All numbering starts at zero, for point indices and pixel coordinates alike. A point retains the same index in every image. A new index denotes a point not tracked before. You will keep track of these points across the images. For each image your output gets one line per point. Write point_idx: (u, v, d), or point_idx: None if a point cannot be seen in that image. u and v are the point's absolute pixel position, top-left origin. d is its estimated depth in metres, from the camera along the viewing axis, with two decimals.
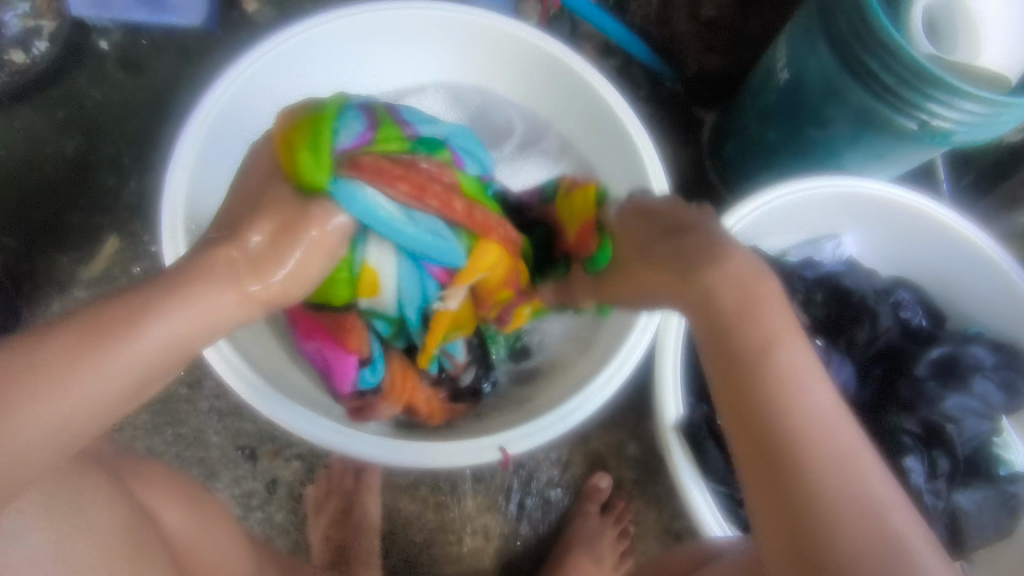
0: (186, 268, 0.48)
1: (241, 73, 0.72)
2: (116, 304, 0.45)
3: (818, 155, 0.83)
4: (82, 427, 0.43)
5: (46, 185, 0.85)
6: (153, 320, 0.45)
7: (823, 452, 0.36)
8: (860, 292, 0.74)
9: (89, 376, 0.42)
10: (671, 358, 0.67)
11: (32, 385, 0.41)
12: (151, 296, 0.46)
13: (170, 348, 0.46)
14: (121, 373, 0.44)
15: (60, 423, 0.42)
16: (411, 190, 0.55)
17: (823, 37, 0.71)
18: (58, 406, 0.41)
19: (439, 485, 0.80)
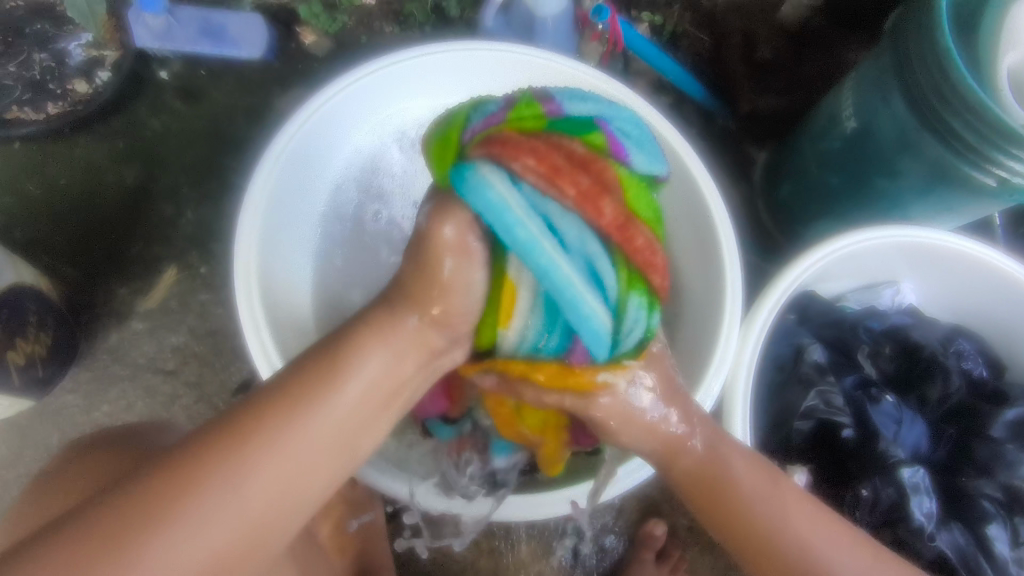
0: (358, 325, 0.50)
1: (314, 112, 0.72)
2: (318, 368, 0.48)
3: (881, 203, 0.82)
4: (304, 484, 0.46)
5: (107, 215, 0.85)
6: (345, 376, 0.48)
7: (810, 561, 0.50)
8: (930, 347, 0.72)
9: (302, 441, 0.46)
10: (740, 413, 0.67)
11: (260, 453, 0.45)
12: (322, 361, 0.48)
13: (332, 439, 0.48)
14: (318, 435, 0.47)
15: (286, 485, 0.45)
16: (546, 171, 0.44)
17: (898, 90, 0.71)
18: (288, 468, 0.45)
19: (493, 530, 0.79)
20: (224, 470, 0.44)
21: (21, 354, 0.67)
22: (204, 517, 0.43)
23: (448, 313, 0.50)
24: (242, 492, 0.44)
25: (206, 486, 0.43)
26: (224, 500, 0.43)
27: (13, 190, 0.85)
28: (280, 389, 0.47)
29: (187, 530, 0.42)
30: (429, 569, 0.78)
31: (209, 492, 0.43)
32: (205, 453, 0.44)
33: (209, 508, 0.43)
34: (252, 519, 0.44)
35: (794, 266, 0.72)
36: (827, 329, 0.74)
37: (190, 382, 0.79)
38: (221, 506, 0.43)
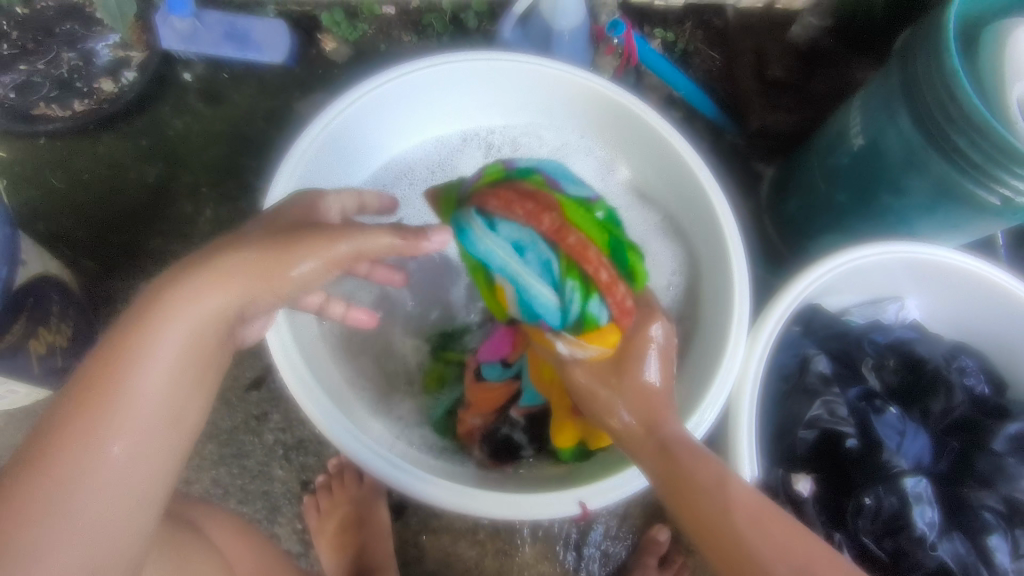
0: (155, 285, 0.49)
1: (335, 115, 0.74)
2: (116, 330, 0.47)
3: (887, 219, 0.84)
4: (157, 450, 0.47)
5: (127, 211, 0.87)
6: (153, 340, 0.47)
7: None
8: (933, 361, 0.74)
9: (133, 404, 0.46)
10: (747, 418, 0.68)
11: (108, 428, 0.45)
12: (124, 325, 0.48)
13: (171, 390, 0.47)
14: (152, 380, 0.47)
15: (154, 447, 0.46)
16: (500, 204, 0.57)
17: (905, 108, 0.73)
18: (137, 437, 0.45)
19: (498, 532, 0.79)
20: (74, 450, 0.44)
21: (42, 342, 0.68)
22: (70, 501, 0.44)
23: (272, 273, 0.50)
24: (99, 475, 0.44)
25: (66, 471, 0.44)
26: (75, 478, 0.44)
27: (37, 183, 0.87)
28: (108, 354, 0.47)
29: (73, 506, 0.44)
30: (433, 567, 0.78)
31: (58, 472, 0.44)
32: (56, 445, 0.44)
33: (76, 491, 0.44)
34: (114, 495, 0.45)
35: (803, 277, 0.73)
36: (833, 341, 0.75)
37: None
38: (90, 485, 0.44)
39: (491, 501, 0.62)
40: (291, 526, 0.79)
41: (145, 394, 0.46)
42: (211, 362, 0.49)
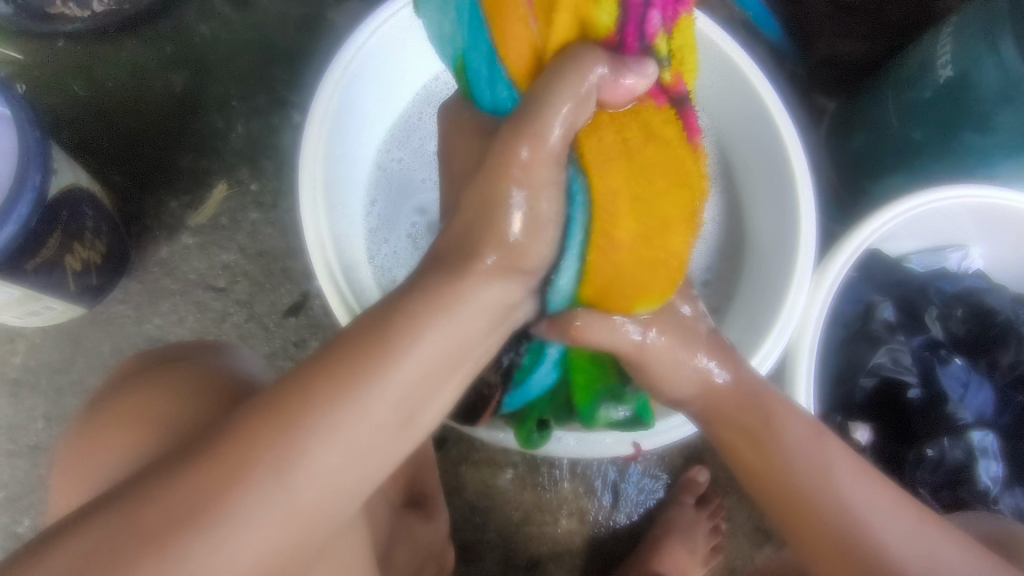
0: (403, 307, 0.43)
1: (381, 22, 0.68)
2: (358, 360, 0.40)
3: (966, 160, 0.78)
4: (352, 482, 0.40)
5: (155, 124, 0.82)
6: (405, 345, 0.42)
7: (827, 482, 0.48)
8: (1005, 313, 0.70)
9: (361, 433, 0.40)
10: (805, 367, 0.66)
11: (295, 448, 0.38)
12: (372, 333, 0.42)
13: (409, 394, 0.42)
14: (391, 396, 0.41)
15: (335, 470, 0.39)
16: None
17: (1011, 36, 0.66)
18: (338, 465, 0.39)
19: (538, 465, 0.79)
20: (248, 464, 0.37)
21: (77, 260, 0.65)
22: (239, 525, 0.36)
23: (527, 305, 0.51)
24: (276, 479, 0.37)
25: (217, 493, 0.36)
26: (265, 504, 0.37)
27: (58, 90, 0.81)
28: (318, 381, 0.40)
29: (254, 514, 0.37)
30: (473, 499, 0.78)
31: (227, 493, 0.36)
32: (204, 455, 0.37)
33: (246, 505, 0.37)
34: (289, 514, 0.38)
35: (874, 220, 0.69)
36: (897, 288, 0.72)
37: (241, 301, 0.78)
38: (259, 496, 0.37)
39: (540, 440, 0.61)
40: None
41: (391, 405, 0.41)
42: (449, 382, 0.45)
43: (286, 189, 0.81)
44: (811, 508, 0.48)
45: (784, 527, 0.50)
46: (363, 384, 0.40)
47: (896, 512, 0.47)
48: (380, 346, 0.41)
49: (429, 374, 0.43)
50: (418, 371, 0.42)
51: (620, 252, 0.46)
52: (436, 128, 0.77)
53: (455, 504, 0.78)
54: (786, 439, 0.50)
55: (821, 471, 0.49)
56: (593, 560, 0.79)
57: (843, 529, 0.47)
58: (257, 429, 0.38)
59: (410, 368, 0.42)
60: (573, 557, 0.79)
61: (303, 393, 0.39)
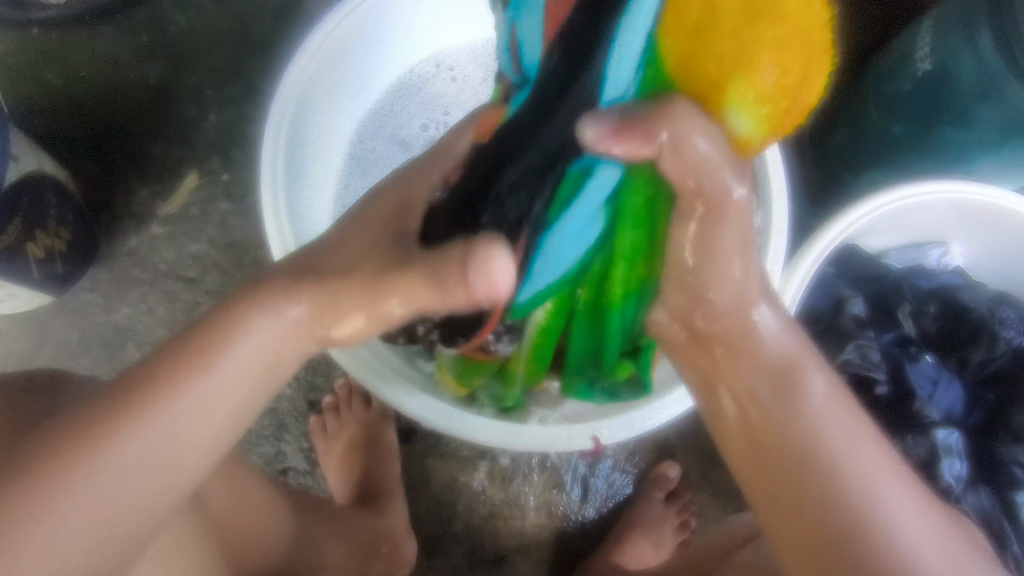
0: (233, 300, 0.47)
1: (348, 10, 0.67)
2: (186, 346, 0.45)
3: (945, 155, 0.76)
4: (188, 453, 0.43)
5: (128, 113, 0.82)
6: (243, 333, 0.46)
7: (839, 469, 0.44)
8: (979, 310, 0.69)
9: (194, 405, 0.43)
10: None
11: (133, 427, 0.41)
12: (211, 324, 0.46)
13: (251, 376, 0.47)
14: (231, 380, 0.45)
15: (177, 448, 0.43)
16: None
17: (988, 27, 0.65)
18: (173, 432, 0.43)
19: (506, 459, 0.78)
20: (91, 446, 0.40)
21: (40, 247, 0.65)
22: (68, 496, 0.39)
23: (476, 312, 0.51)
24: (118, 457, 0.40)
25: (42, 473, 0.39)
26: (95, 474, 0.40)
27: (30, 77, 0.81)
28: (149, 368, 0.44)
29: (92, 491, 0.39)
30: (440, 491, 0.78)
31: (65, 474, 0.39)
32: (53, 440, 0.40)
33: (86, 485, 0.39)
34: (130, 492, 0.41)
35: (846, 216, 0.67)
36: (870, 284, 0.71)
37: (210, 291, 0.78)
38: (102, 475, 0.40)
39: (498, 433, 0.60)
40: (297, 444, 0.77)
41: (231, 388, 0.45)
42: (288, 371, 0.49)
43: (257, 179, 0.81)
44: (814, 491, 0.44)
45: (768, 506, 0.46)
46: (202, 369, 0.44)
47: (908, 511, 0.43)
48: (221, 333, 0.45)
49: (276, 357, 0.47)
50: (260, 355, 0.47)
51: (676, 51, 0.40)
52: (409, 117, 0.76)
53: (422, 497, 0.78)
54: (804, 411, 0.46)
55: (834, 456, 0.44)
56: (560, 554, 0.79)
57: (845, 518, 0.42)
58: (101, 414, 0.41)
59: (252, 352, 0.46)
60: (540, 551, 0.79)
61: (147, 380, 0.43)
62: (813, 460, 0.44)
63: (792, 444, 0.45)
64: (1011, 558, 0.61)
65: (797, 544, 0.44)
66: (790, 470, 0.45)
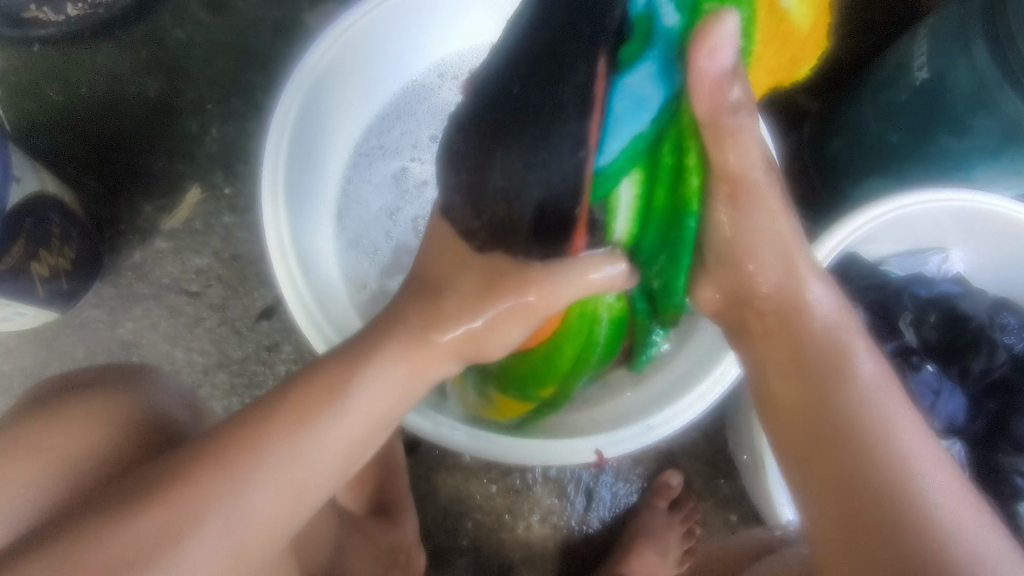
0: (367, 339, 0.48)
1: (346, 26, 0.67)
2: (316, 390, 0.44)
3: (943, 163, 0.77)
4: (303, 505, 0.43)
5: (130, 128, 0.82)
6: (354, 388, 0.45)
7: (883, 452, 0.41)
8: (977, 319, 0.69)
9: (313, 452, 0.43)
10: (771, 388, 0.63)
11: (241, 482, 0.40)
12: (316, 381, 0.45)
13: (354, 440, 0.45)
14: (335, 440, 0.44)
15: (281, 509, 0.42)
16: None
17: (983, 37, 0.65)
18: (294, 478, 0.42)
19: (510, 469, 0.79)
20: (196, 504, 0.39)
21: (44, 265, 0.66)
22: (199, 541, 0.39)
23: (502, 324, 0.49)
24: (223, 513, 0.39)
25: (177, 511, 0.39)
26: (224, 518, 0.39)
27: (34, 95, 0.81)
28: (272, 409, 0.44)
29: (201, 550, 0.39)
30: (445, 503, 0.78)
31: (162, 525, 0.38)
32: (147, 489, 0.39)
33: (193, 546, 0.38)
34: (227, 552, 0.39)
35: (844, 227, 0.68)
36: (869, 294, 0.71)
37: (214, 305, 0.78)
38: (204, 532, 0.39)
39: (507, 447, 0.60)
40: None
41: (334, 455, 0.44)
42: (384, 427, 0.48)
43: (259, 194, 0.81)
44: (851, 470, 0.41)
45: (807, 475, 0.44)
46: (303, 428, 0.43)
47: (958, 502, 0.39)
48: (327, 390, 0.45)
49: (375, 412, 0.47)
50: (368, 412, 0.46)
51: None
52: (411, 131, 0.78)
53: (428, 508, 0.78)
54: (851, 389, 0.44)
55: (878, 437, 0.41)
56: (565, 564, 0.79)
57: (889, 488, 0.39)
58: (209, 468, 0.40)
59: (358, 408, 0.45)
60: (545, 561, 0.79)
61: (253, 434, 0.42)
62: (862, 433, 0.42)
63: (841, 417, 0.43)
64: None
65: (832, 525, 0.40)
66: (839, 443, 0.42)
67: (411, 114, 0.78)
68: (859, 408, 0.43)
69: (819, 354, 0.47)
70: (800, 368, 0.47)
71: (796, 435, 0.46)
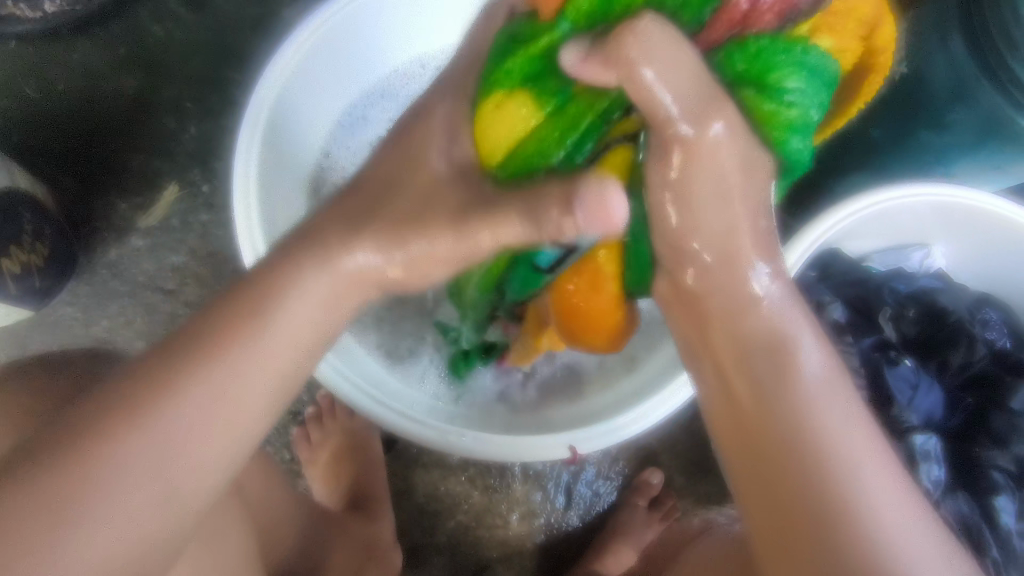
0: (255, 282, 0.45)
1: (325, 18, 0.67)
2: (202, 335, 0.43)
3: (923, 158, 0.76)
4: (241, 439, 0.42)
5: (108, 125, 0.82)
6: (283, 306, 0.45)
7: (835, 464, 0.40)
8: (957, 313, 0.69)
9: (236, 387, 0.42)
10: None
11: (171, 397, 0.40)
12: (241, 299, 0.45)
13: (289, 357, 0.45)
14: (270, 355, 0.44)
15: (217, 425, 0.41)
16: None
17: (959, 31, 0.65)
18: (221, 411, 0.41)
19: (489, 467, 0.78)
20: (123, 425, 0.39)
21: (16, 262, 0.65)
22: (109, 482, 0.37)
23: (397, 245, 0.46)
24: (157, 428, 0.39)
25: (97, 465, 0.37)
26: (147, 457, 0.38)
27: (11, 93, 0.81)
28: (158, 357, 0.42)
29: (136, 467, 0.38)
30: (422, 500, 0.78)
31: (94, 447, 0.38)
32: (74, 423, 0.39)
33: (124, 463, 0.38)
34: (164, 466, 0.39)
35: (822, 220, 0.68)
36: (849, 287, 0.71)
37: (190, 303, 0.78)
38: (137, 448, 0.38)
39: (478, 444, 0.59)
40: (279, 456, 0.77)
41: (269, 372, 0.44)
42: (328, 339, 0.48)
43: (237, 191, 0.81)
44: (792, 465, 0.41)
45: (747, 475, 0.43)
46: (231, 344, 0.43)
47: (904, 506, 0.40)
48: (251, 307, 0.44)
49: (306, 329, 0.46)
50: (303, 325, 0.46)
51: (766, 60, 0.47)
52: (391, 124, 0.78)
53: (406, 506, 0.78)
54: (800, 382, 0.42)
55: (832, 452, 0.40)
56: (545, 562, 0.79)
57: (832, 502, 0.39)
58: (137, 390, 0.40)
59: (291, 325, 0.45)
60: (524, 559, 0.78)
61: (181, 354, 0.42)
62: (805, 438, 0.41)
63: (786, 419, 0.42)
64: (991, 563, 0.62)
65: (768, 517, 0.41)
66: (786, 449, 0.41)
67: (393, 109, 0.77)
68: (805, 408, 0.41)
69: (769, 341, 0.43)
70: (749, 352, 0.44)
71: (737, 428, 0.44)
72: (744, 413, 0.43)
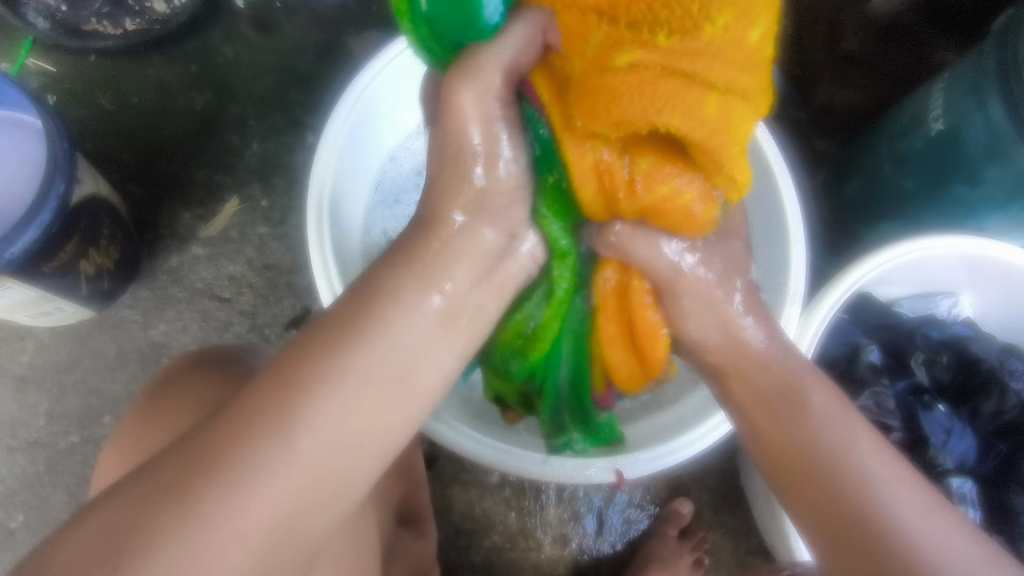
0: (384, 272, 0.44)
1: (393, 56, 0.71)
2: (327, 347, 0.41)
3: (956, 211, 0.80)
4: (348, 468, 0.41)
5: (175, 138, 0.86)
6: (404, 322, 0.43)
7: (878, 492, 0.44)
8: (989, 362, 0.71)
9: (360, 416, 0.40)
10: None
11: (296, 416, 0.39)
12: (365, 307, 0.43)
13: (402, 378, 0.43)
14: (386, 382, 0.42)
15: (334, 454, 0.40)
16: None
17: (997, 94, 0.68)
18: (341, 434, 0.40)
19: (524, 489, 0.80)
20: (248, 440, 0.38)
21: (91, 264, 0.68)
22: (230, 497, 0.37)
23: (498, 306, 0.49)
24: (278, 451, 0.38)
25: (278, 415, 0.39)
26: (282, 461, 0.38)
27: (85, 102, 0.85)
28: (304, 347, 0.41)
29: (253, 490, 0.37)
30: (458, 518, 0.79)
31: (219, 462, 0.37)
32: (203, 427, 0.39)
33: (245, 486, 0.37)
34: (281, 496, 0.38)
35: (860, 266, 0.70)
36: (885, 331, 0.73)
37: (244, 312, 0.81)
38: (260, 465, 0.38)
39: (523, 461, 0.61)
40: None
41: (387, 394, 0.42)
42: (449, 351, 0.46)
43: (295, 208, 0.84)
44: (832, 489, 0.45)
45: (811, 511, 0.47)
46: (352, 361, 0.41)
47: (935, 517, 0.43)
48: (378, 319, 0.42)
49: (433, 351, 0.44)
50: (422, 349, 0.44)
51: None
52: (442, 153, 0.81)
53: (442, 523, 0.79)
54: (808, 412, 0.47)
55: (869, 474, 0.45)
56: None
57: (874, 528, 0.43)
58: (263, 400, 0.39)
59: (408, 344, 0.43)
60: None
61: (308, 365, 0.40)
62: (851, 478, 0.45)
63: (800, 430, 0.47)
64: None
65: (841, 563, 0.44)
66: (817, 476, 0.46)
67: (403, 188, 0.80)
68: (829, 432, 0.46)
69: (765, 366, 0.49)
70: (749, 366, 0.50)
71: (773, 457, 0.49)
72: (784, 447, 0.48)
